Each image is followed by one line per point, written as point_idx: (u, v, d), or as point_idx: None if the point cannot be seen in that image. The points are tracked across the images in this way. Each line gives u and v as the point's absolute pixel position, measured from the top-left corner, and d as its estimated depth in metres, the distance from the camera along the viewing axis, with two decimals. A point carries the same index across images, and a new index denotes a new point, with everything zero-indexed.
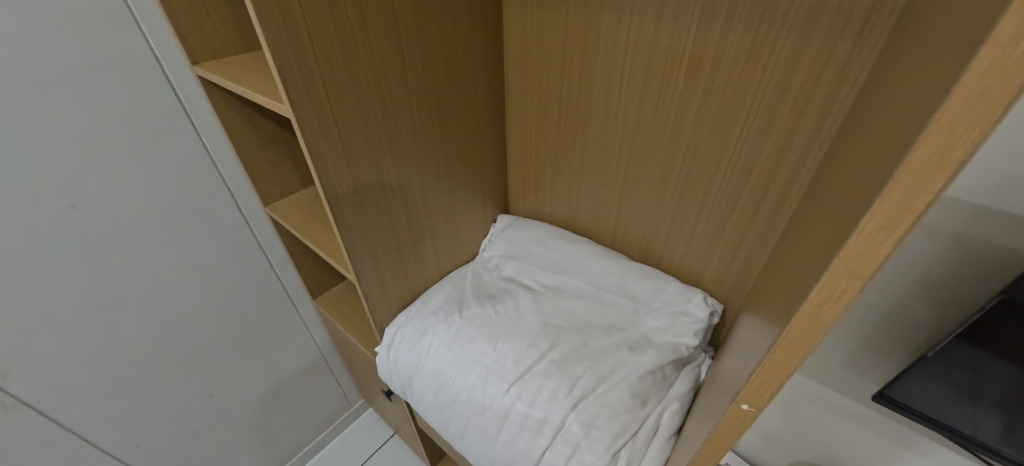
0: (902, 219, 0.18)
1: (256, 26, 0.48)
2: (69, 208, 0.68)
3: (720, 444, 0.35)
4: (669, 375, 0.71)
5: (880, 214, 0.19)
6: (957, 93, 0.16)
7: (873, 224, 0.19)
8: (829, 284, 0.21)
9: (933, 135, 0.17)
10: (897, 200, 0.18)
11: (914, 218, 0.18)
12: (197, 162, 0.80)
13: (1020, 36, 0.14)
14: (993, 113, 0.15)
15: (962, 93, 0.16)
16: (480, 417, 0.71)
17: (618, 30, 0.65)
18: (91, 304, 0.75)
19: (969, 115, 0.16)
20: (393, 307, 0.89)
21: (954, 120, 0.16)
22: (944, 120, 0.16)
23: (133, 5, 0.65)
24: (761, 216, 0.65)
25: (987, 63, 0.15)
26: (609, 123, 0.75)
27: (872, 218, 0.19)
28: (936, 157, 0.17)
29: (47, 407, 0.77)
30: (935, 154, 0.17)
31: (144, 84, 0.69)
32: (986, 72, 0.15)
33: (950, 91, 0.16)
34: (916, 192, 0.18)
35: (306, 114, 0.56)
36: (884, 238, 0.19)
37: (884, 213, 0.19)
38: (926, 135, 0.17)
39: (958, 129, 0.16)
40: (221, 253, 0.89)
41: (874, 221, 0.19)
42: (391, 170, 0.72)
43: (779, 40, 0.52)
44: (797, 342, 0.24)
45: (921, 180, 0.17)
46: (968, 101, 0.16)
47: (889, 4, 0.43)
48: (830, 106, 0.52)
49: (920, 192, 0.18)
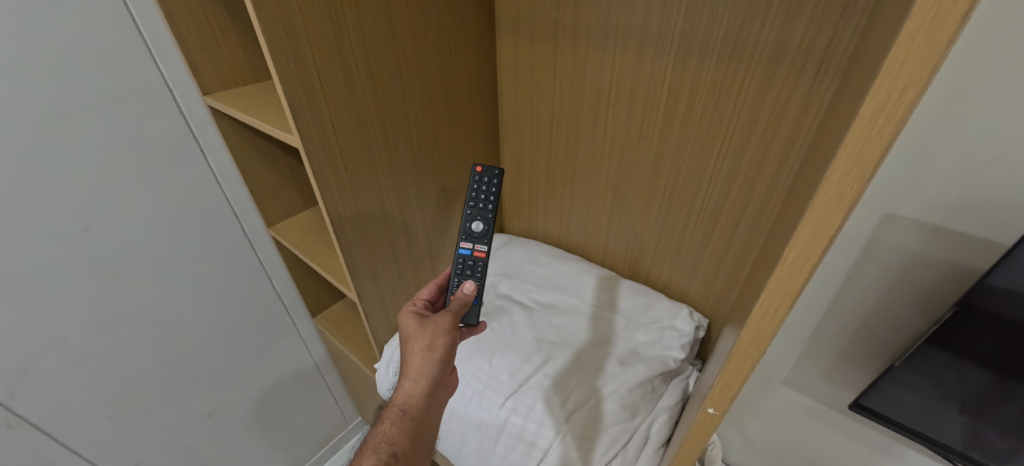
0: (814, 249, 0.22)
1: (270, 66, 0.52)
2: (82, 231, 0.71)
3: (694, 445, 0.38)
4: (658, 387, 0.74)
5: (797, 244, 0.22)
6: (846, 151, 0.20)
7: (794, 250, 0.23)
8: (768, 303, 0.25)
9: (831, 183, 0.20)
10: (810, 232, 0.22)
11: (822, 248, 0.22)
12: (204, 186, 0.83)
13: (878, 115, 0.18)
14: (868, 167, 0.19)
15: (850, 151, 0.20)
16: (477, 430, 0.73)
17: (602, 64, 0.70)
18: (98, 323, 0.78)
19: (852, 168, 0.20)
20: (392, 324, 0.91)
21: (844, 172, 0.20)
22: (836, 172, 0.20)
23: (150, 42, 0.69)
24: (740, 235, 0.69)
25: (857, 131, 0.19)
26: (598, 148, 0.79)
27: (793, 248, 0.23)
28: (834, 198, 0.21)
29: (50, 425, 0.79)
30: (833, 197, 0.21)
31: (158, 114, 0.74)
32: (857, 138, 0.19)
33: (840, 149, 0.20)
34: (821, 227, 0.22)
35: (314, 144, 0.61)
36: (805, 265, 0.23)
37: (801, 243, 0.22)
38: (827, 183, 0.21)
39: (844, 179, 0.20)
40: (225, 273, 0.92)
41: (794, 250, 0.23)
42: (392, 194, 0.76)
43: (748, 75, 0.57)
44: (748, 351, 0.27)
45: (827, 218, 0.21)
46: (851, 157, 0.20)
47: (840, 46, 0.49)
48: (796, 135, 0.57)
49: (825, 225, 0.21)
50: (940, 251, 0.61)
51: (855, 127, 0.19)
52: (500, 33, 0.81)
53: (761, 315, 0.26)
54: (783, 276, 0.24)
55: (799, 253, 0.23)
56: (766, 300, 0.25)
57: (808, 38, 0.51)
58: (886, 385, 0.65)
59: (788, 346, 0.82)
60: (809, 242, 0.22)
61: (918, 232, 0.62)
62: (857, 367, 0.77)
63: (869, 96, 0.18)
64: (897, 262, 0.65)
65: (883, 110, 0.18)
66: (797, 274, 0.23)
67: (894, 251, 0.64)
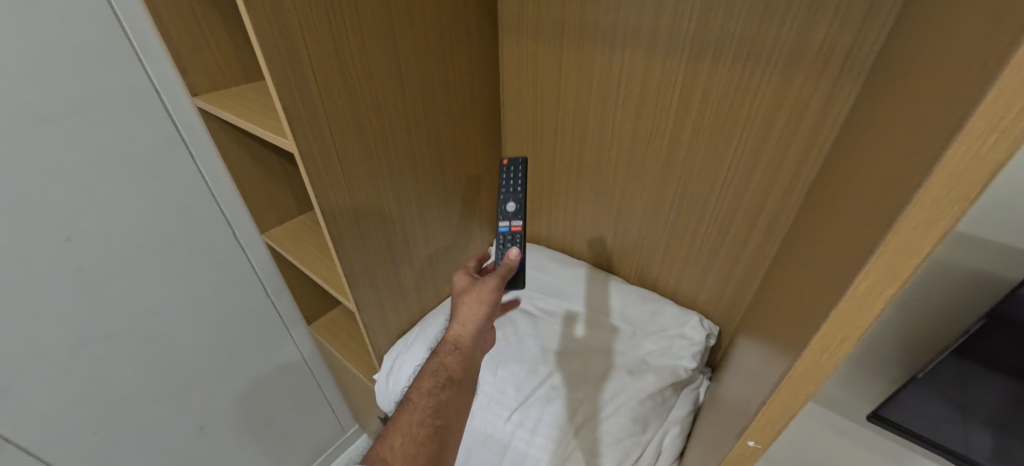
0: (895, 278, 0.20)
1: (263, 68, 0.49)
2: (65, 241, 0.67)
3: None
4: (668, 399, 0.71)
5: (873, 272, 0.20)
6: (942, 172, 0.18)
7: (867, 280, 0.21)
8: (830, 334, 0.23)
9: (923, 207, 0.18)
10: (889, 261, 0.20)
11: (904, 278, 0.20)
12: (195, 192, 0.80)
13: (990, 129, 0.16)
14: (971, 191, 0.17)
15: (947, 172, 0.17)
16: (481, 446, 0.71)
17: (610, 64, 0.68)
18: (83, 337, 0.74)
19: (951, 192, 0.17)
20: (392, 333, 0.88)
21: (939, 195, 0.18)
22: (931, 194, 0.18)
23: (135, 40, 0.66)
24: (753, 242, 0.67)
25: (961, 149, 0.17)
26: (604, 151, 0.77)
27: (867, 275, 0.21)
28: (924, 223, 0.18)
29: (32, 444, 0.75)
30: (923, 223, 0.18)
31: (145, 117, 0.70)
32: (961, 157, 0.17)
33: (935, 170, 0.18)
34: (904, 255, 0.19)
35: (310, 150, 0.58)
36: (882, 296, 0.21)
37: (878, 271, 0.20)
38: (917, 206, 0.18)
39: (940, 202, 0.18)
40: (217, 282, 0.89)
41: (868, 279, 0.21)
42: (391, 200, 0.73)
43: (764, 78, 0.55)
44: (798, 385, 0.25)
45: (913, 246, 0.19)
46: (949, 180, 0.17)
47: (865, 46, 0.46)
48: (815, 139, 0.55)
49: (911, 253, 0.19)
50: (958, 256, 0.61)
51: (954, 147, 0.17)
52: (503, 32, 0.78)
53: (822, 347, 0.23)
54: (852, 308, 0.22)
55: (877, 282, 0.20)
56: (828, 331, 0.23)
57: (830, 38, 0.48)
58: (906, 397, 0.64)
59: None
60: (889, 271, 0.20)
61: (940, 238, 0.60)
62: (872, 374, 0.75)
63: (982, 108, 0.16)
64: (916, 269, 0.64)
65: (997, 126, 0.16)
66: (869, 305, 0.21)
67: None
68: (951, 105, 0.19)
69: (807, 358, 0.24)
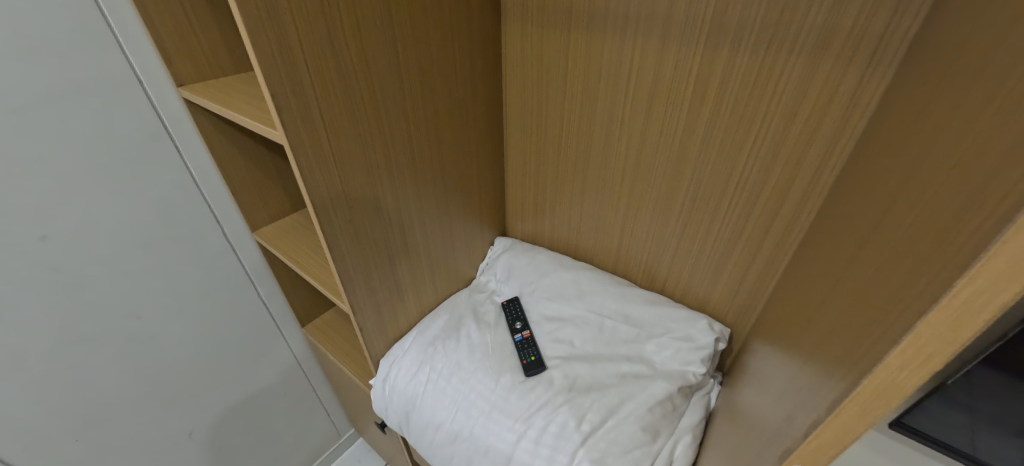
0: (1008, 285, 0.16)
1: (249, 52, 0.45)
2: (40, 239, 0.63)
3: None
4: (679, 406, 0.68)
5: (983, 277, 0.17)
6: None
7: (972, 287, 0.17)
8: (913, 350, 0.19)
9: None
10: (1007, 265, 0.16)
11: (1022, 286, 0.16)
12: (180, 188, 0.76)
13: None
14: None
15: None
16: (484, 455, 0.67)
17: (620, 55, 0.64)
18: (61, 341, 0.70)
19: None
20: (389, 336, 0.85)
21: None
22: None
23: (115, 25, 0.61)
24: (769, 241, 0.64)
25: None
26: (612, 147, 0.73)
27: (978, 279, 0.17)
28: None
29: (8, 455, 0.71)
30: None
31: (127, 108, 0.66)
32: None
33: None
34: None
35: (301, 142, 0.54)
36: (989, 305, 0.17)
37: (990, 275, 0.17)
38: None
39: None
40: (206, 282, 0.85)
41: (973, 284, 0.17)
42: (388, 197, 0.69)
43: (787, 67, 0.52)
44: (864, 407, 0.22)
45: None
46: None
47: (900, 32, 0.43)
48: (840, 132, 0.51)
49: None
50: None
51: None
52: (506, 21, 0.74)
53: (901, 364, 0.20)
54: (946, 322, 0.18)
55: (985, 289, 0.17)
56: (911, 344, 0.19)
57: (861, 23, 0.45)
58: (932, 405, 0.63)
59: None
60: (1004, 274, 0.16)
61: None
62: None
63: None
64: None
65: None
66: (977, 314, 0.17)
67: None
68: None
69: (880, 377, 0.21)
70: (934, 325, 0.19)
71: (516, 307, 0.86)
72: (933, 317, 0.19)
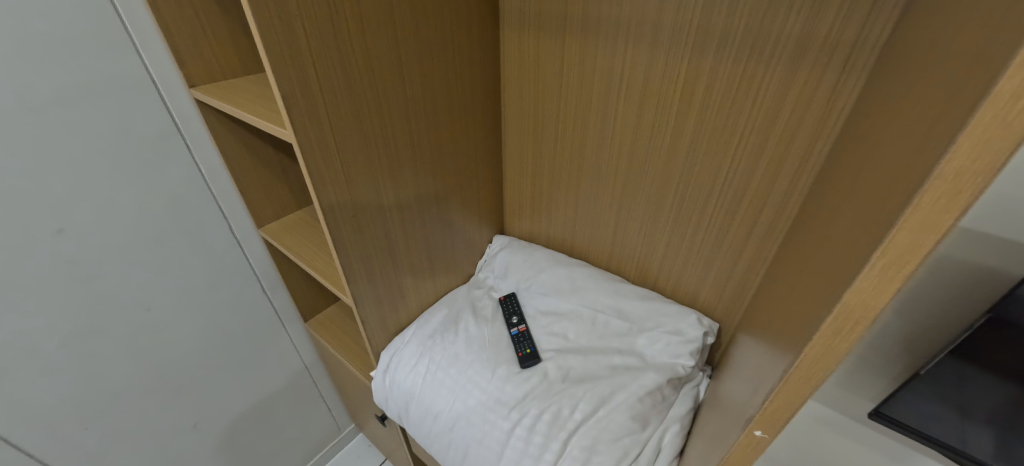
0: (913, 255, 0.21)
1: (263, 57, 0.48)
2: (57, 232, 0.66)
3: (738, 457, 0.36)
4: (668, 396, 0.71)
5: (892, 250, 0.22)
6: (964, 142, 0.19)
7: (884, 259, 0.22)
8: (845, 316, 0.24)
9: (946, 180, 0.19)
10: (909, 237, 0.21)
11: (921, 256, 0.21)
12: (190, 184, 0.78)
13: (1019, 96, 0.17)
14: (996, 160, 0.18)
15: (969, 142, 0.19)
16: (480, 443, 0.69)
17: (612, 58, 0.67)
18: (75, 331, 0.73)
19: (974, 163, 0.19)
20: (389, 330, 0.87)
21: (963, 166, 0.19)
22: (953, 165, 0.19)
23: (131, 28, 0.65)
24: (755, 238, 0.67)
25: (990, 114, 0.18)
26: (606, 147, 0.76)
27: (886, 253, 0.22)
28: (947, 196, 0.20)
29: (22, 440, 0.73)
30: (944, 196, 0.20)
31: (141, 107, 0.69)
32: (989, 124, 0.18)
33: (960, 140, 0.19)
34: (923, 232, 0.21)
35: (309, 141, 0.57)
36: (897, 274, 0.22)
37: (898, 247, 0.22)
38: (939, 180, 0.20)
39: (964, 175, 0.19)
40: (213, 276, 0.88)
41: (884, 259, 0.22)
42: (390, 193, 0.72)
43: (768, 72, 0.55)
44: (811, 371, 0.27)
45: (933, 220, 0.20)
46: (972, 149, 0.19)
47: (870, 40, 0.46)
48: (818, 134, 0.54)
49: (931, 229, 0.20)
50: (965, 253, 0.61)
51: (980, 116, 0.18)
52: (504, 27, 0.77)
53: (836, 329, 0.25)
54: (869, 286, 0.23)
55: (893, 262, 0.22)
56: (842, 313, 0.24)
57: (835, 31, 0.48)
58: (907, 394, 0.66)
59: None
60: (907, 249, 0.21)
61: None
62: (869, 371, 0.76)
63: (1011, 73, 0.16)
64: None
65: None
66: (887, 283, 0.23)
67: None
68: (986, 80, 0.18)
69: (818, 344, 0.26)
70: (857, 297, 0.24)
71: (513, 302, 0.88)
72: (856, 286, 0.24)
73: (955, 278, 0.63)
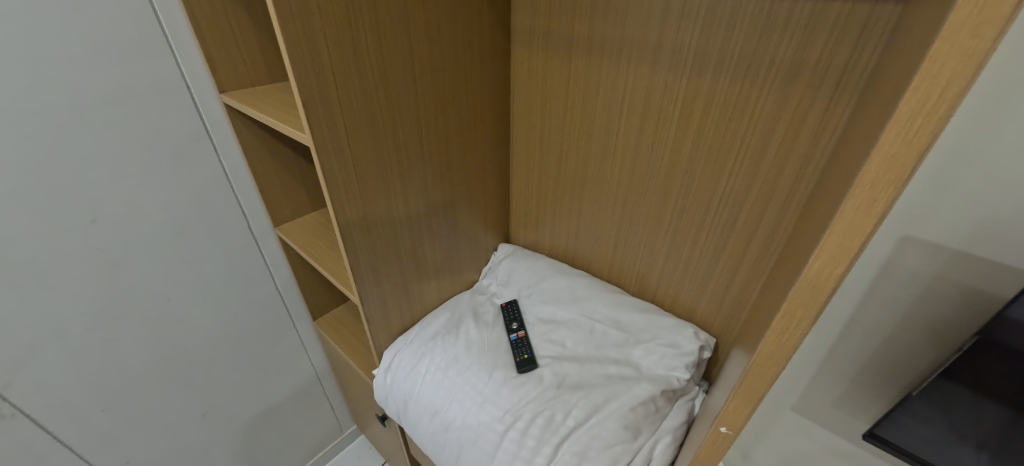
0: (843, 256, 0.27)
1: (288, 66, 0.53)
2: (91, 222, 0.71)
3: (719, 443, 0.40)
4: (662, 408, 0.71)
5: (827, 250, 0.27)
6: None
7: (821, 259, 0.28)
8: None
9: None
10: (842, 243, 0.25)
11: (850, 257, 0.27)
12: (213, 182, 0.83)
13: None
14: None
15: None
16: (473, 444, 0.71)
17: (616, 77, 0.70)
18: (98, 315, 0.77)
19: (886, 174, 0.24)
20: (393, 330, 0.90)
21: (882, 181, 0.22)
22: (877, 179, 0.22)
23: (171, 38, 0.71)
24: (752, 253, 0.68)
25: (895, 133, 0.23)
26: (608, 160, 0.79)
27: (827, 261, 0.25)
28: (866, 203, 0.25)
29: (43, 417, 0.78)
30: None
31: (175, 110, 0.74)
32: None
33: None
34: (851, 234, 0.26)
35: (325, 144, 0.61)
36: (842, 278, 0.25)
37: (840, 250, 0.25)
38: None
39: (878, 184, 0.24)
40: (229, 270, 0.92)
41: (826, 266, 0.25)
42: (399, 198, 0.76)
43: (762, 94, 0.57)
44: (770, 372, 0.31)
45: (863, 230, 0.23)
46: (883, 162, 0.24)
47: (859, 66, 0.48)
48: (812, 153, 0.56)
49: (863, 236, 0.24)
50: (961, 275, 0.62)
51: None
52: (515, 43, 0.81)
53: (783, 327, 0.31)
54: (806, 288, 0.29)
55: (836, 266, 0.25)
56: None
57: (826, 55, 0.50)
58: (902, 417, 0.67)
59: (802, 360, 0.82)
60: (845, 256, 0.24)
61: (938, 255, 0.62)
62: (866, 390, 0.77)
63: None
64: (917, 282, 0.65)
65: (921, 111, 0.22)
66: None
67: (914, 272, 0.65)
68: None
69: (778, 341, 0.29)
70: None
71: (514, 309, 0.91)
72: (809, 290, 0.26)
73: (951, 303, 0.64)
